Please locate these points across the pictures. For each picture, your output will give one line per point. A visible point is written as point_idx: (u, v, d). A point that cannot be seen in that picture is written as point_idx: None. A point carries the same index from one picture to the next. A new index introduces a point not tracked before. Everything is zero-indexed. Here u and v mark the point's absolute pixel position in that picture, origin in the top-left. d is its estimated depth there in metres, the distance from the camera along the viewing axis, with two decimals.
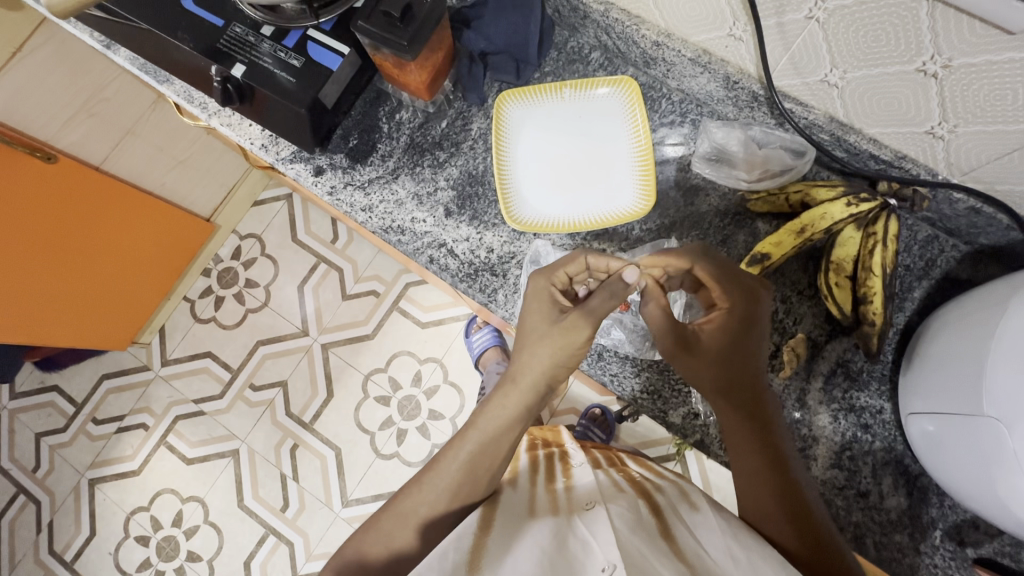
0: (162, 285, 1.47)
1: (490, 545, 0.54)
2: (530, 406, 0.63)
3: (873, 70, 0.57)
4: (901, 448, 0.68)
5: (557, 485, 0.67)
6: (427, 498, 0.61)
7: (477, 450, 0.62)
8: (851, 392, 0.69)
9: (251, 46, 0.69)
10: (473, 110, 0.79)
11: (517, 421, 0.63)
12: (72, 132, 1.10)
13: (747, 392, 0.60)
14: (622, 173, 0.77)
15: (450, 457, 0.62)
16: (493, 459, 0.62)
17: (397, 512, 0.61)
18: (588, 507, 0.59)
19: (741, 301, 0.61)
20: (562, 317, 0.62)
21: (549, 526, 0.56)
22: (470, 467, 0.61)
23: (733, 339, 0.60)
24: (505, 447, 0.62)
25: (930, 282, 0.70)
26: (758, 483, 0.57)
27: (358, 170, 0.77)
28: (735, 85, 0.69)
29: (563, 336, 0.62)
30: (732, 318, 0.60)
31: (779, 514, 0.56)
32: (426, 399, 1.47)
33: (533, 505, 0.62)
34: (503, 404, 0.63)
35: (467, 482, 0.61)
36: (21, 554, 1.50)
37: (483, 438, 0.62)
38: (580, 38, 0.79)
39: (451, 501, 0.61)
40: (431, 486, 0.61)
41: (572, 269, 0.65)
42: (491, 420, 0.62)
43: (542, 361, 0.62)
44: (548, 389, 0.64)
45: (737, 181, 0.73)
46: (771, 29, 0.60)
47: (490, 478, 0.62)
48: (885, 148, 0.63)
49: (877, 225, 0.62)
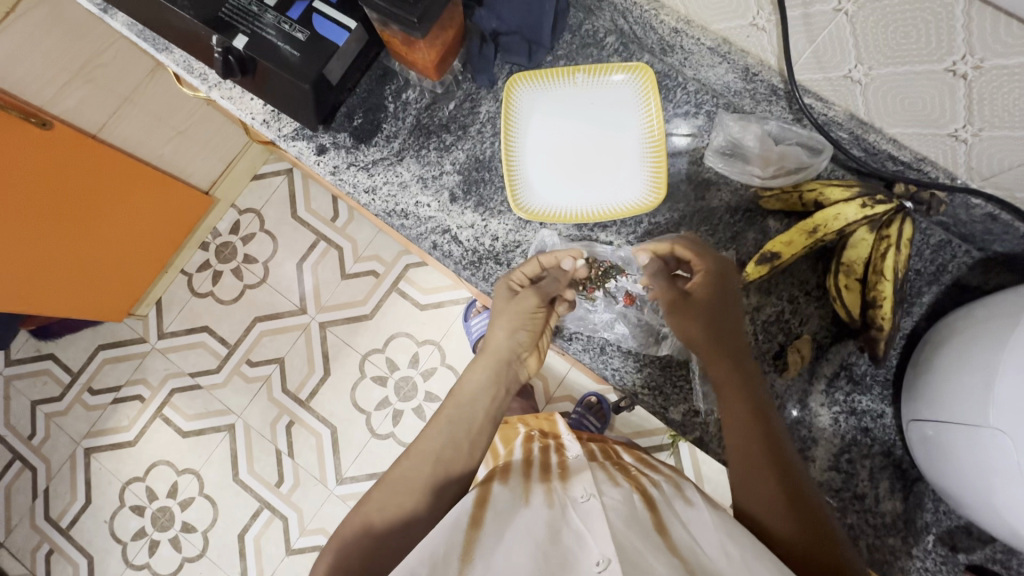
0: (161, 257, 1.48)
1: (484, 534, 0.53)
2: (501, 371, 0.69)
3: (901, 68, 0.55)
4: (901, 452, 0.67)
5: (551, 476, 0.67)
6: (414, 466, 0.62)
7: (455, 414, 0.66)
8: (854, 396, 0.68)
9: (254, 16, 0.67)
10: (482, 92, 0.76)
11: (492, 386, 0.68)
12: (69, 98, 1.07)
13: (746, 376, 0.62)
14: (633, 165, 0.73)
15: (434, 425, 0.66)
16: (471, 418, 0.66)
17: (387, 483, 0.62)
18: (583, 498, 0.59)
19: (717, 274, 0.66)
20: (526, 301, 0.68)
21: (542, 517, 0.57)
22: (451, 436, 0.65)
23: (713, 300, 0.65)
24: (481, 407, 0.67)
25: (940, 287, 0.69)
26: (754, 466, 0.58)
27: (362, 151, 0.76)
28: (755, 77, 0.66)
29: (518, 309, 0.68)
30: (715, 287, 0.66)
31: (777, 504, 0.56)
32: (423, 381, 1.48)
33: (527, 494, 0.63)
34: (475, 370, 0.69)
35: (451, 446, 0.64)
36: (18, 519, 1.53)
37: (462, 401, 0.67)
38: (595, 20, 0.76)
39: (435, 466, 0.62)
40: (417, 455, 0.63)
41: (528, 270, 0.69)
42: (469, 385, 0.68)
43: (504, 333, 0.69)
44: (515, 355, 0.70)
45: (751, 176, 0.70)
46: (796, 20, 0.58)
47: (472, 441, 0.65)
48: (905, 149, 0.61)
49: (891, 228, 0.63)
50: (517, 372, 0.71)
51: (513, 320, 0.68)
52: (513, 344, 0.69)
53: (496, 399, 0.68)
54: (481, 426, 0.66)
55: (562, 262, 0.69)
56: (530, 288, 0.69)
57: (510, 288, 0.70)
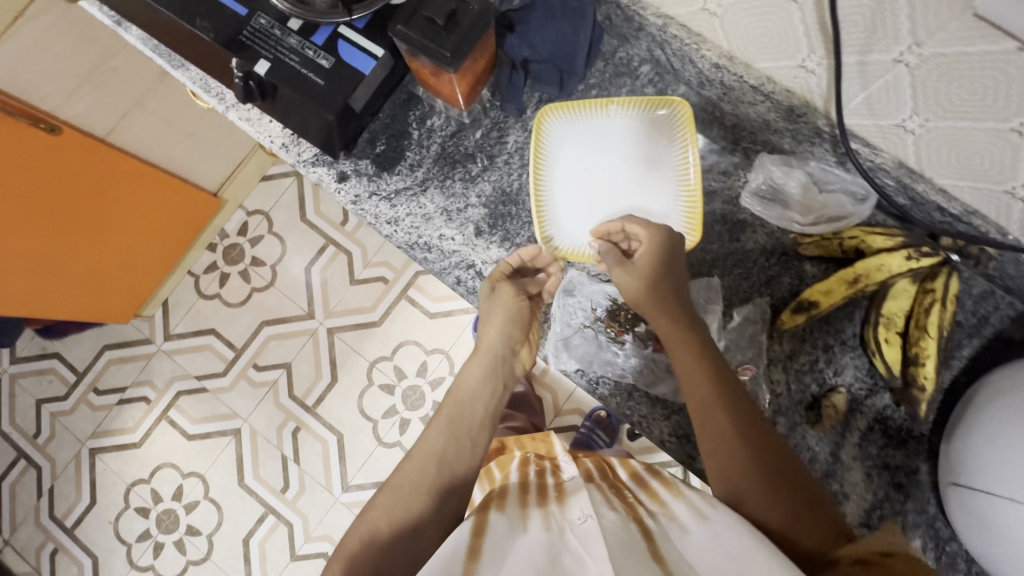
0: (169, 259, 1.46)
1: (482, 565, 0.51)
2: (498, 367, 0.70)
3: (963, 123, 0.52)
4: (934, 511, 0.65)
5: (547, 499, 0.63)
6: (416, 467, 0.63)
7: (455, 412, 0.67)
8: (888, 450, 0.66)
9: (276, 39, 0.64)
10: (510, 121, 0.74)
11: (490, 382, 0.69)
12: (77, 103, 1.04)
13: (701, 346, 0.62)
14: (665, 202, 0.71)
15: (432, 424, 0.67)
16: (471, 417, 0.67)
17: (391, 486, 0.63)
18: (580, 520, 0.55)
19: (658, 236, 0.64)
20: (506, 295, 0.68)
21: (541, 544, 0.53)
22: (451, 433, 0.66)
23: (659, 267, 0.64)
24: (480, 404, 0.68)
25: (981, 341, 0.66)
26: (720, 443, 0.58)
27: (384, 179, 0.73)
28: (799, 116, 0.61)
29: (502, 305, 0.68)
30: (661, 254, 0.64)
31: (750, 481, 0.56)
32: (431, 390, 1.46)
33: (524, 519, 0.59)
34: (472, 368, 0.70)
35: (451, 445, 0.65)
36: (22, 517, 1.52)
37: (461, 398, 0.68)
38: (630, 48, 0.73)
39: (439, 466, 0.64)
40: (416, 457, 0.64)
41: (512, 260, 0.70)
42: (467, 382, 0.69)
43: (497, 330, 0.69)
44: (509, 346, 0.70)
45: (790, 222, 0.68)
46: (852, 68, 0.54)
47: (473, 441, 0.66)
48: (954, 202, 0.56)
49: (937, 282, 0.62)
50: (513, 366, 0.71)
51: (504, 317, 0.68)
52: (505, 338, 0.69)
53: (495, 395, 0.69)
54: (481, 425, 0.67)
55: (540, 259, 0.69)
56: (509, 283, 0.69)
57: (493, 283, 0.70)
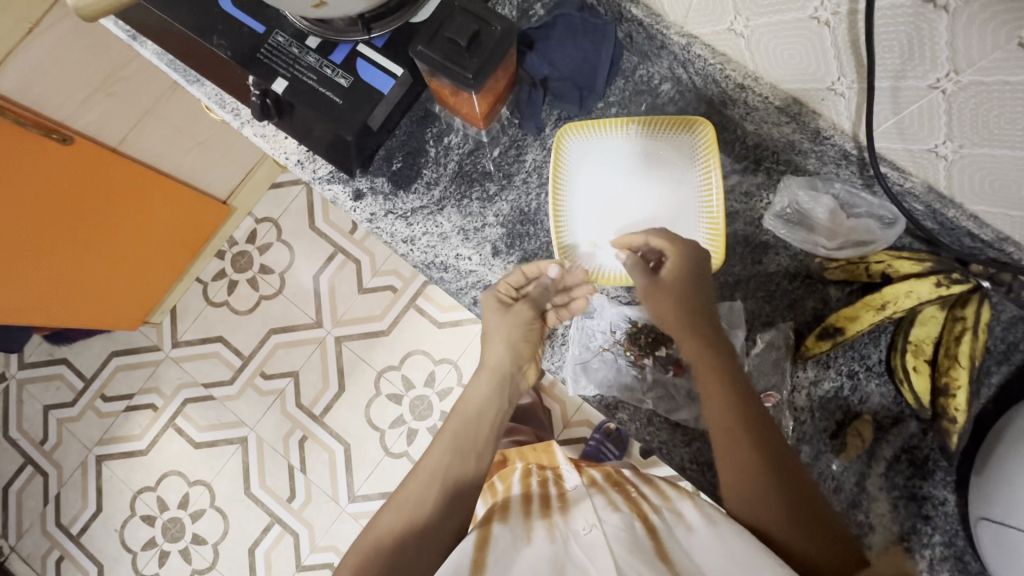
0: (177, 267, 1.45)
1: None
2: (505, 384, 0.69)
3: (999, 150, 0.50)
4: (963, 544, 0.63)
5: (551, 509, 0.62)
6: (418, 489, 0.62)
7: (460, 429, 0.66)
8: (915, 481, 0.64)
9: (294, 58, 0.63)
10: (529, 139, 0.73)
11: (495, 398, 0.68)
12: (88, 113, 1.03)
13: (728, 373, 0.60)
14: (688, 224, 0.69)
15: (437, 441, 0.66)
16: (476, 435, 0.66)
17: (394, 505, 0.61)
18: (584, 530, 0.55)
19: (690, 257, 0.63)
20: (521, 314, 0.69)
21: (546, 556, 0.53)
22: (456, 450, 0.65)
23: (688, 289, 0.63)
24: (486, 420, 0.67)
25: (1011, 368, 0.64)
26: (748, 473, 0.56)
27: (401, 197, 0.72)
28: (825, 139, 0.62)
29: (513, 322, 0.69)
30: (690, 275, 0.63)
31: (779, 513, 0.54)
32: (439, 401, 1.44)
33: (528, 530, 0.58)
34: (477, 385, 0.69)
35: (456, 461, 0.64)
36: (29, 524, 1.52)
37: (466, 416, 0.67)
38: (651, 66, 0.72)
39: (444, 484, 0.62)
40: (420, 474, 0.63)
41: (513, 280, 0.68)
42: (473, 399, 0.68)
43: (502, 347, 0.69)
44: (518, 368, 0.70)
45: (815, 246, 0.67)
46: (883, 91, 0.53)
47: (478, 457, 0.65)
48: (987, 228, 0.56)
49: (968, 309, 0.60)
50: (519, 384, 0.71)
51: (510, 336, 0.69)
52: (513, 357, 0.69)
53: (501, 411, 0.69)
54: (486, 442, 0.66)
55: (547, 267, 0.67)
56: (524, 302, 0.69)
57: (501, 302, 0.69)
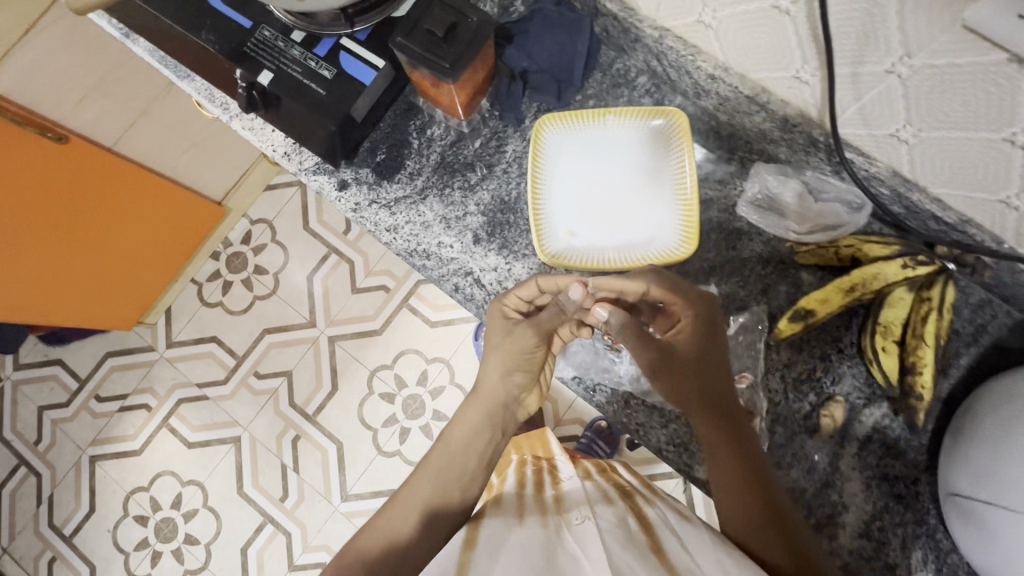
0: (172, 268, 1.47)
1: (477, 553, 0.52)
2: (495, 413, 0.69)
3: (955, 132, 0.51)
4: (935, 522, 0.64)
5: (546, 500, 0.65)
6: (401, 514, 0.64)
7: (446, 463, 0.67)
8: (886, 461, 0.66)
9: (279, 51, 0.65)
10: (509, 130, 0.75)
11: (484, 431, 0.68)
12: (84, 113, 1.06)
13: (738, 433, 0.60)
14: (664, 208, 0.71)
15: (424, 470, 0.67)
16: (462, 466, 0.66)
17: (375, 528, 0.64)
18: (578, 520, 0.57)
19: (701, 316, 0.63)
20: (523, 337, 0.67)
21: (536, 536, 0.55)
22: (443, 487, 0.65)
23: (699, 351, 0.63)
24: (473, 453, 0.67)
25: (980, 349, 0.66)
26: (760, 534, 0.54)
27: (385, 187, 0.74)
28: (794, 128, 0.64)
29: (513, 342, 0.68)
30: (701, 336, 0.63)
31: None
32: (431, 399, 1.45)
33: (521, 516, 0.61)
34: (469, 415, 0.69)
35: (440, 494, 0.64)
36: (21, 525, 1.52)
37: (452, 448, 0.67)
38: (627, 59, 0.74)
39: (423, 512, 0.64)
40: (404, 504, 0.65)
41: (524, 293, 0.66)
42: (461, 431, 0.68)
43: (495, 369, 0.69)
44: (513, 397, 0.70)
45: (786, 231, 0.69)
46: (845, 77, 0.55)
47: (464, 490, 0.65)
48: (949, 210, 0.58)
49: (934, 290, 0.62)
50: (514, 413, 0.71)
51: (507, 361, 0.68)
52: (508, 388, 0.69)
53: (491, 442, 0.68)
54: (473, 474, 0.66)
55: (569, 288, 0.64)
56: (526, 321, 0.67)
57: (505, 316, 0.68)
